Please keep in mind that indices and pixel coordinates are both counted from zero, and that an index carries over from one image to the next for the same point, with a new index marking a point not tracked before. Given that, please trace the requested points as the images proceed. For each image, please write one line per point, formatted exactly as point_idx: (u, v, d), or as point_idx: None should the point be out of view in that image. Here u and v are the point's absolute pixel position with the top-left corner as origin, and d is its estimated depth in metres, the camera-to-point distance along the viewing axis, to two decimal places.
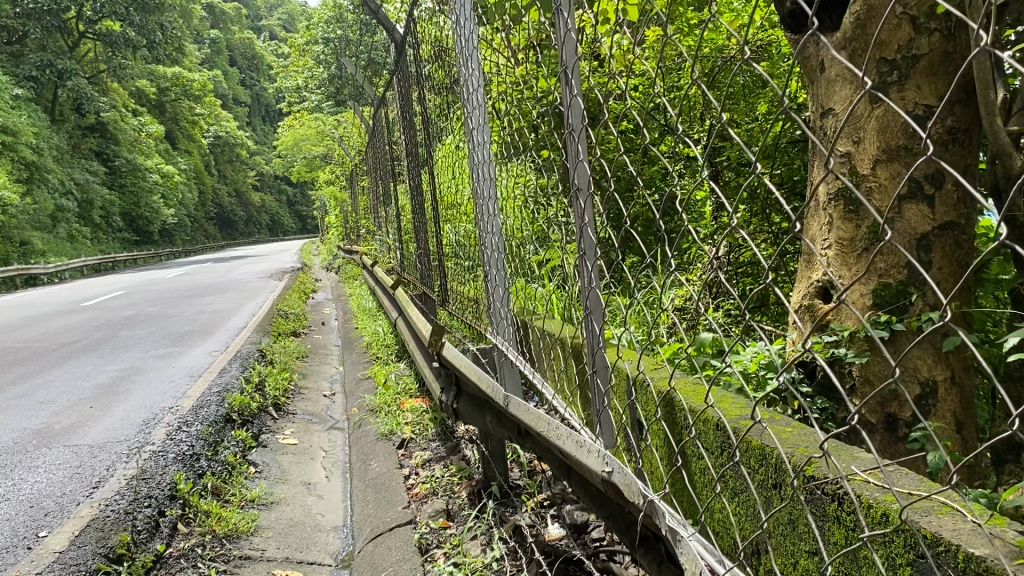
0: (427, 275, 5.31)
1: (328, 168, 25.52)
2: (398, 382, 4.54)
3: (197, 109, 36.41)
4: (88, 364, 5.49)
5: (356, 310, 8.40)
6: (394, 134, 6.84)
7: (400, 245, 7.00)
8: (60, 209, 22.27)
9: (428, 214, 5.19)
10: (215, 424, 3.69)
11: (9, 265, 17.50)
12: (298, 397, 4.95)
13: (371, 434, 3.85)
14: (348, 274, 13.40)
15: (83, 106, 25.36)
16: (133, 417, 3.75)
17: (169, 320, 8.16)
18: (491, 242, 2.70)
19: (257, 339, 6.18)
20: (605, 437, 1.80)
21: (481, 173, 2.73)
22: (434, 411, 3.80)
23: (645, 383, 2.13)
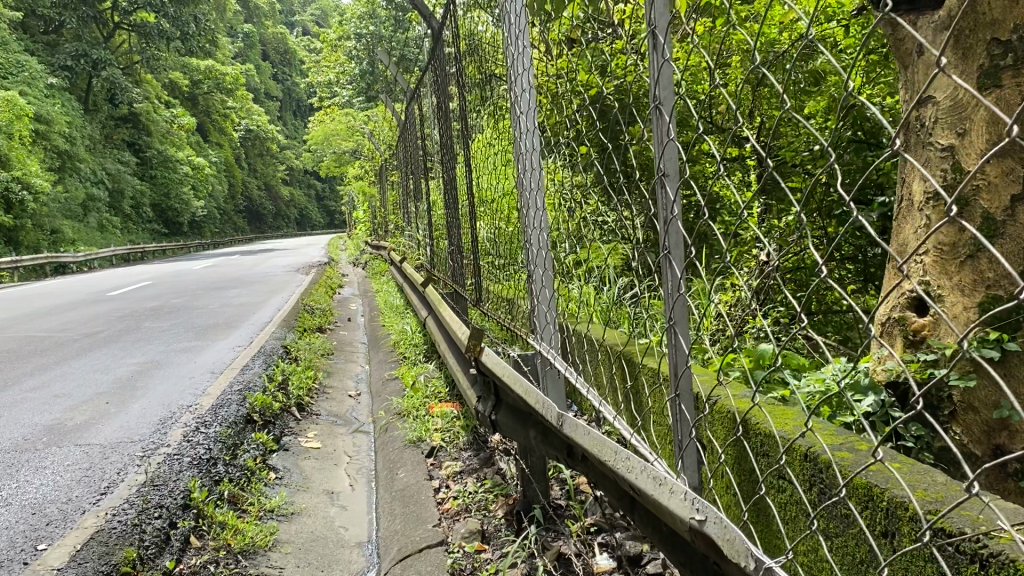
0: (460, 273, 5.09)
1: (357, 164, 25.47)
2: (427, 384, 4.34)
3: (229, 102, 36.49)
4: (108, 356, 5.34)
5: (384, 307, 8.23)
6: (427, 128, 6.64)
7: (430, 242, 6.80)
8: (92, 199, 22.42)
9: (461, 210, 4.99)
10: (235, 426, 3.49)
11: (40, 253, 17.61)
12: (322, 396, 4.76)
13: (399, 440, 3.65)
14: (376, 270, 13.25)
15: (116, 96, 25.45)
16: (150, 415, 3.57)
17: (194, 313, 8.02)
18: (535, 240, 2.48)
19: (282, 335, 6.00)
20: (686, 475, 1.55)
21: (525, 166, 2.50)
22: (465, 418, 3.59)
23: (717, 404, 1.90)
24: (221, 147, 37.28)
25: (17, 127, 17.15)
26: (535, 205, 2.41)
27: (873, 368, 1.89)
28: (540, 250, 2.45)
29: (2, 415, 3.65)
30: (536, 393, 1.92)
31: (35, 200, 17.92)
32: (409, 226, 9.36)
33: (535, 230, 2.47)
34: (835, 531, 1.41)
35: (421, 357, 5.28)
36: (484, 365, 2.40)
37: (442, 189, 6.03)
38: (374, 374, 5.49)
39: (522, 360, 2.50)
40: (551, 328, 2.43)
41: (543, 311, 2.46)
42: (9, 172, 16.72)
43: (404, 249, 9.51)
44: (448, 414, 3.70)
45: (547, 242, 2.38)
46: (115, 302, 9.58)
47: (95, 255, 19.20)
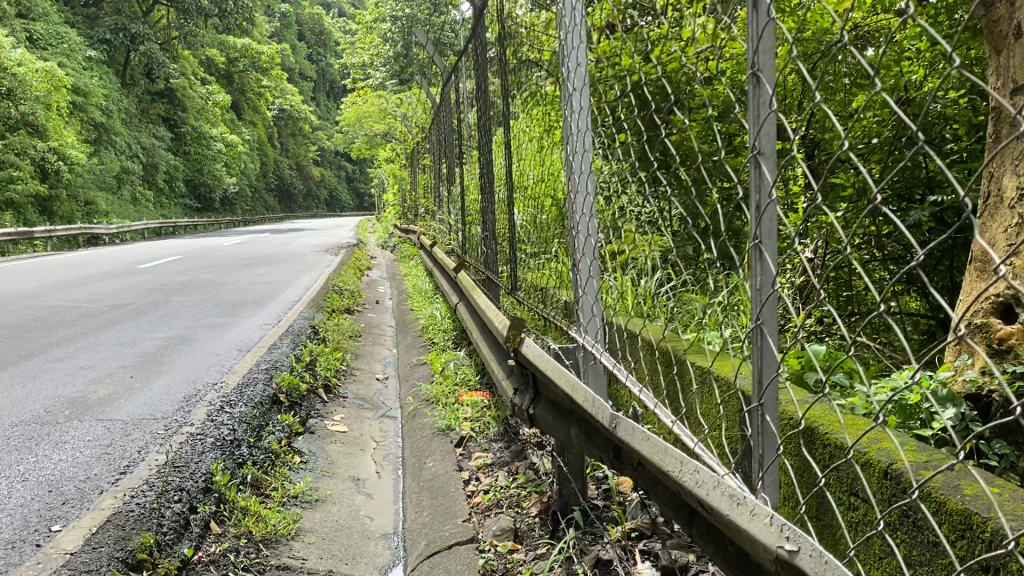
0: (494, 259, 4.96)
1: (388, 146, 25.41)
2: (456, 371, 4.22)
3: (264, 81, 36.55)
4: (135, 329, 5.29)
5: (413, 290, 8.14)
6: (464, 111, 6.50)
7: (463, 226, 6.66)
8: (126, 171, 22.56)
9: (497, 194, 4.87)
10: (261, 406, 3.39)
11: (73, 223, 17.72)
12: (349, 378, 4.67)
13: (427, 427, 3.54)
14: (405, 252, 13.17)
15: (153, 70, 25.55)
16: (175, 391, 3.49)
17: (222, 289, 7.96)
18: (579, 228, 2.33)
19: (310, 315, 5.91)
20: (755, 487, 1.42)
21: (570, 149, 2.36)
22: (497, 408, 3.47)
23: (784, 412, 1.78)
24: (255, 125, 37.37)
25: (55, 98, 17.23)
26: (580, 191, 2.27)
27: (951, 378, 1.75)
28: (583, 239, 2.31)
29: (26, 385, 3.59)
30: (583, 389, 1.78)
31: (70, 170, 18.04)
32: (441, 210, 9.23)
33: (579, 219, 2.33)
34: (920, 559, 1.28)
35: (450, 344, 5.16)
36: (522, 356, 2.28)
37: (477, 173, 5.89)
38: (402, 359, 5.38)
39: (562, 352, 2.37)
40: (594, 319, 2.27)
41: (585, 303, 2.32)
42: (46, 143, 16.82)
43: (435, 234, 9.39)
44: (479, 403, 3.58)
45: (593, 231, 2.24)
46: (144, 275, 9.56)
47: (127, 228, 19.30)
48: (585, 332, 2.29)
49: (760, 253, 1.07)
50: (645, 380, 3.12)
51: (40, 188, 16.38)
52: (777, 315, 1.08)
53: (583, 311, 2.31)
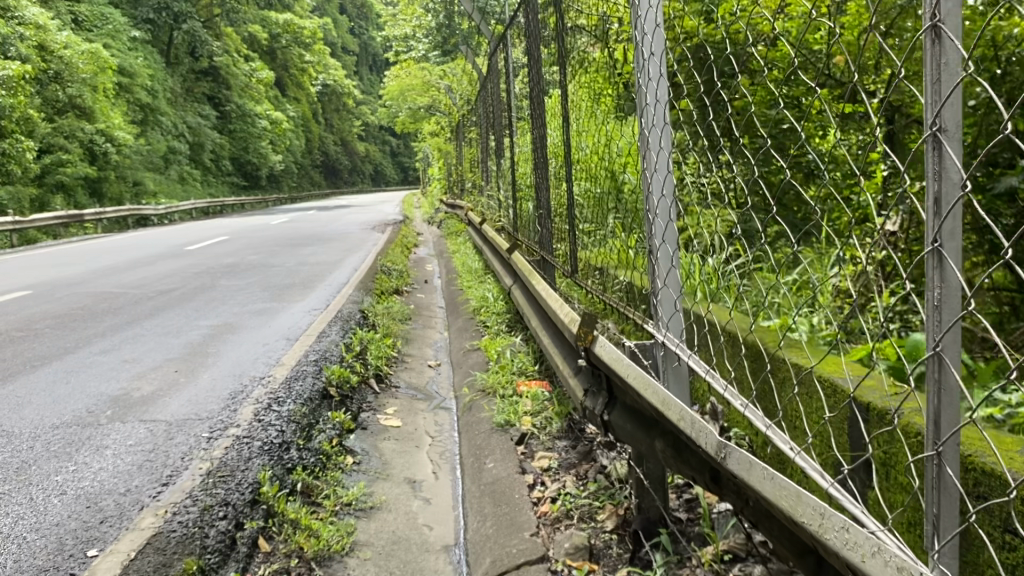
0: (549, 239, 4.72)
1: (432, 120, 25.17)
2: (512, 358, 4.02)
3: (307, 57, 36.48)
4: (182, 317, 5.17)
5: (462, 268, 7.95)
6: (512, 83, 6.24)
7: (513, 204, 6.42)
8: (173, 151, 22.69)
9: (551, 171, 4.62)
10: (311, 402, 3.21)
11: (123, 205, 17.86)
12: (400, 366, 4.49)
13: (485, 422, 3.34)
14: (452, 228, 12.97)
15: (197, 49, 25.62)
16: (221, 386, 3.33)
17: (270, 271, 7.85)
18: (656, 211, 2.09)
19: (359, 298, 5.75)
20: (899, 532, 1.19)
21: (642, 123, 2.11)
22: (559, 402, 3.25)
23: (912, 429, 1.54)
24: (299, 102, 37.39)
25: (101, 80, 17.31)
26: (654, 172, 2.02)
27: None
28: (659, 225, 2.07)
29: (69, 382, 3.47)
30: (672, 400, 1.55)
31: (119, 152, 18.16)
32: (489, 185, 8.96)
33: (654, 202, 2.08)
34: None
35: (504, 328, 4.95)
36: (593, 355, 2.05)
37: (528, 148, 5.63)
38: (454, 344, 5.19)
39: (638, 351, 2.14)
40: (674, 317, 2.02)
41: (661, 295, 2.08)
42: (94, 125, 16.93)
43: (483, 210, 9.15)
44: (539, 396, 3.37)
45: (671, 217, 2.00)
46: (193, 257, 9.51)
47: (177, 209, 19.40)
48: (664, 329, 2.05)
49: (940, 258, 0.85)
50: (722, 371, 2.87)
51: (90, 170, 16.50)
52: (960, 341, 0.86)
53: (661, 304, 2.07)
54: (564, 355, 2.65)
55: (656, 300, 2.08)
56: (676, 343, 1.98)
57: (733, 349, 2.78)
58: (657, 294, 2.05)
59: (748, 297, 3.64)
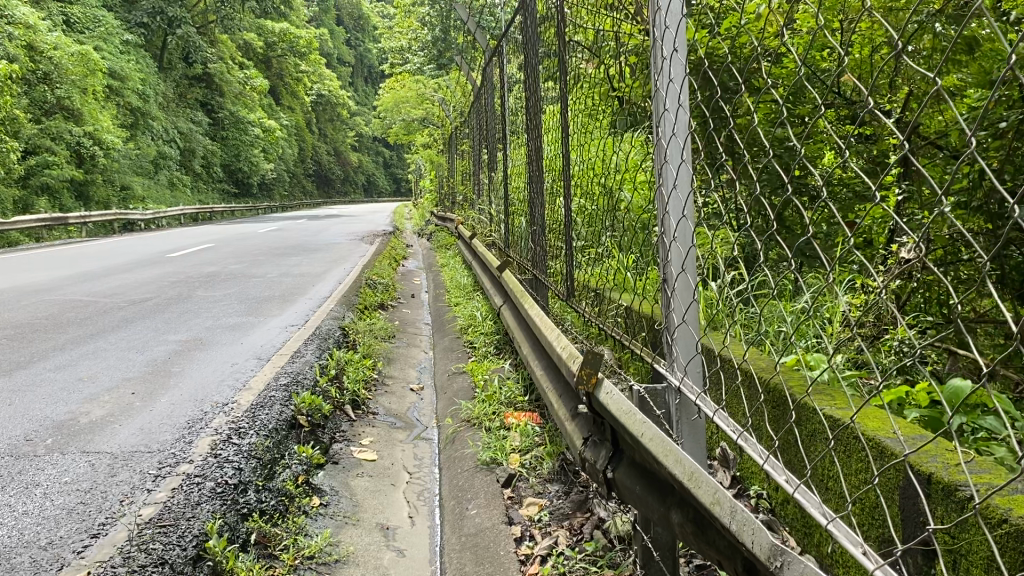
0: (542, 257, 4.44)
1: (424, 131, 24.92)
2: (500, 386, 3.72)
3: (301, 65, 36.23)
4: (150, 330, 4.85)
5: (450, 284, 7.65)
6: (507, 94, 5.97)
7: (505, 218, 6.15)
8: (162, 156, 22.35)
9: (548, 185, 4.34)
10: (277, 433, 2.89)
11: (109, 209, 17.47)
12: (381, 390, 4.19)
13: (470, 458, 3.04)
14: (442, 240, 12.65)
15: (191, 54, 25.31)
16: (178, 412, 3.01)
17: (250, 281, 7.53)
18: (671, 234, 1.78)
19: (340, 314, 5.44)
20: None
21: (659, 131, 1.81)
22: (551, 440, 2.96)
23: (995, 517, 1.30)
24: (293, 110, 37.09)
25: (90, 82, 16.95)
26: (673, 187, 1.72)
27: None
28: (678, 251, 1.76)
29: (11, 404, 3.15)
30: (699, 475, 1.28)
31: (106, 155, 17.80)
32: (481, 198, 8.70)
33: (670, 224, 1.78)
34: None
35: (492, 351, 4.65)
36: (598, 402, 1.75)
37: (523, 163, 5.35)
38: (439, 365, 4.89)
39: (649, 397, 1.83)
40: (693, 361, 1.73)
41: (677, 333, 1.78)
42: (80, 127, 16.57)
43: (473, 224, 8.88)
44: (529, 431, 3.08)
45: (691, 242, 1.70)
46: (172, 265, 9.17)
47: (164, 214, 19.02)
48: (682, 374, 1.75)
49: None
50: (729, 412, 2.58)
51: (75, 172, 16.12)
52: None
53: (676, 345, 1.77)
54: (559, 391, 2.35)
55: (672, 340, 1.77)
56: (695, 391, 1.69)
57: (745, 388, 2.50)
58: (673, 332, 1.75)
59: (758, 326, 3.36)
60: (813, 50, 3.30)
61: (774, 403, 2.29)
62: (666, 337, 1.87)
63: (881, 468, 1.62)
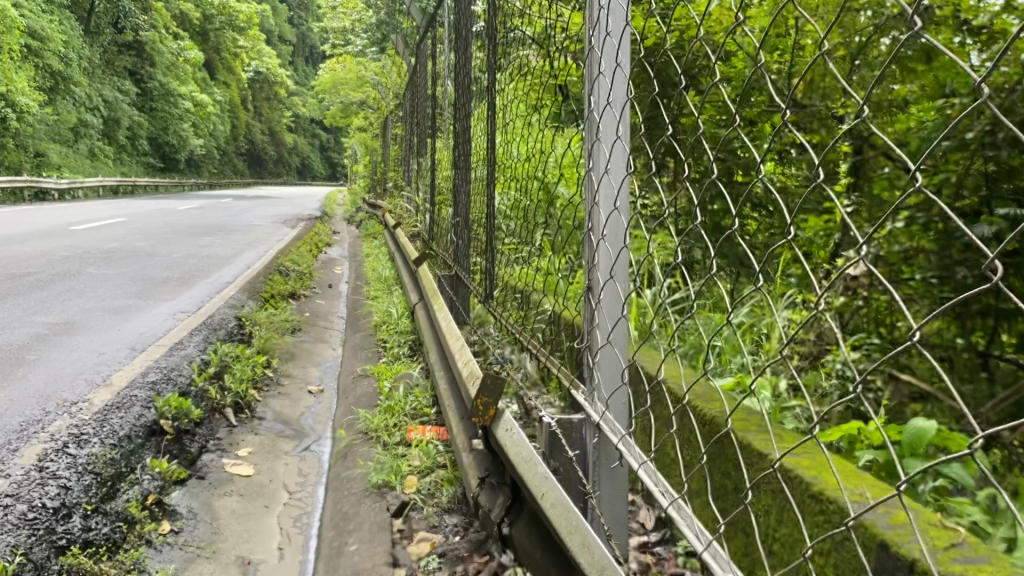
0: (464, 253, 4.07)
1: (361, 117, 24.31)
2: (405, 393, 3.35)
3: (239, 40, 35.05)
4: (20, 309, 4.32)
5: (370, 275, 7.22)
6: (439, 77, 5.57)
7: (430, 209, 5.76)
8: (83, 124, 21.24)
9: (474, 176, 3.97)
10: (130, 440, 2.45)
11: (19, 175, 16.41)
12: (273, 392, 3.76)
13: (361, 478, 2.65)
14: (370, 229, 12.18)
15: (121, 21, 24.19)
16: (13, 410, 2.54)
17: (152, 261, 6.97)
18: (597, 230, 1.41)
19: (241, 303, 4.97)
20: None
21: (589, 101, 1.43)
22: (454, 463, 2.59)
23: None
24: (228, 86, 35.87)
25: (6, 40, 15.86)
26: (605, 169, 1.34)
27: None
28: (607, 250, 1.38)
29: None
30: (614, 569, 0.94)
31: (19, 119, 16.74)
32: (410, 186, 8.30)
33: (598, 216, 1.40)
34: None
35: (404, 353, 4.26)
36: (497, 440, 1.41)
37: (451, 151, 4.97)
38: (346, 365, 4.47)
39: (561, 433, 1.46)
40: (619, 391, 1.35)
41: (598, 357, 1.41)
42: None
43: (399, 214, 8.45)
44: (430, 450, 2.70)
45: (625, 241, 1.32)
46: (72, 238, 8.51)
47: (80, 185, 18.00)
48: (602, 408, 1.37)
49: None
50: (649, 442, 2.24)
51: None
52: None
53: (597, 371, 1.39)
54: (459, 413, 1.99)
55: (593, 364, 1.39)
56: (617, 432, 1.31)
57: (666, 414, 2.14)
58: (593, 354, 1.38)
59: (692, 342, 3.04)
60: (767, 45, 3.00)
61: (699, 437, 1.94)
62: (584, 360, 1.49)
63: (847, 540, 1.28)
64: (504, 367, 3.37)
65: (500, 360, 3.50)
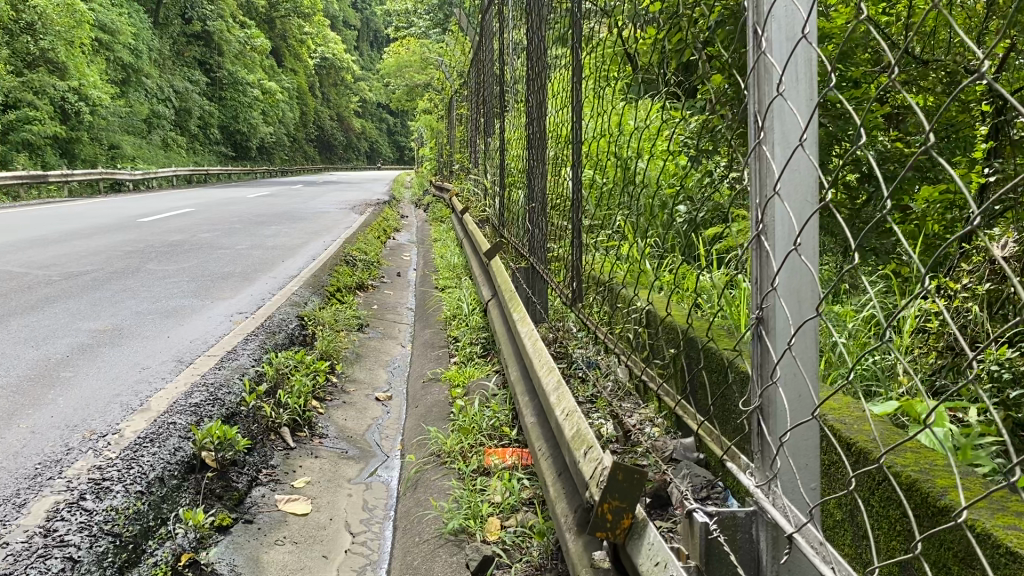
0: (541, 243, 3.62)
1: (426, 98, 23.96)
2: (483, 406, 2.92)
3: (306, 26, 35.12)
4: (69, 314, 4.02)
5: (439, 263, 6.82)
6: (506, 49, 5.10)
7: (500, 192, 5.32)
8: (155, 115, 21.35)
9: (550, 154, 3.50)
10: (161, 484, 2.07)
11: (94, 168, 16.49)
12: (335, 403, 3.38)
13: (435, 519, 2.22)
14: (438, 212, 11.82)
15: (188, 11, 24.28)
16: (32, 450, 2.19)
17: (214, 255, 6.69)
18: (780, 237, 0.99)
19: (302, 300, 4.61)
20: None
21: (756, 48, 1.00)
22: (544, 508, 2.13)
23: None
24: (296, 72, 35.97)
25: (77, 35, 15.89)
26: (800, 145, 0.91)
27: None
28: (799, 266, 0.97)
29: None
30: None
31: (92, 112, 16.81)
32: (478, 167, 7.87)
33: (783, 217, 0.98)
34: None
35: (478, 354, 3.84)
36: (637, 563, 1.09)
37: (523, 128, 4.49)
38: (415, 366, 4.06)
39: (724, 537, 1.10)
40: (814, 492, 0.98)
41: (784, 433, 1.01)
42: (65, 82, 15.46)
43: (467, 198, 8.01)
44: (513, 484, 2.26)
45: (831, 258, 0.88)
46: (138, 232, 8.31)
47: (155, 175, 18.08)
48: (796, 518, 0.99)
49: None
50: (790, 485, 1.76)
51: (58, 129, 15.26)
52: None
53: (785, 457, 1.00)
54: (556, 478, 1.54)
55: (779, 447, 1.00)
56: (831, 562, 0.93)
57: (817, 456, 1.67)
58: (783, 433, 0.98)
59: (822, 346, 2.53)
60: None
61: (878, 502, 1.47)
62: (752, 434, 1.09)
63: None
64: (592, 375, 2.90)
65: (588, 365, 3.03)
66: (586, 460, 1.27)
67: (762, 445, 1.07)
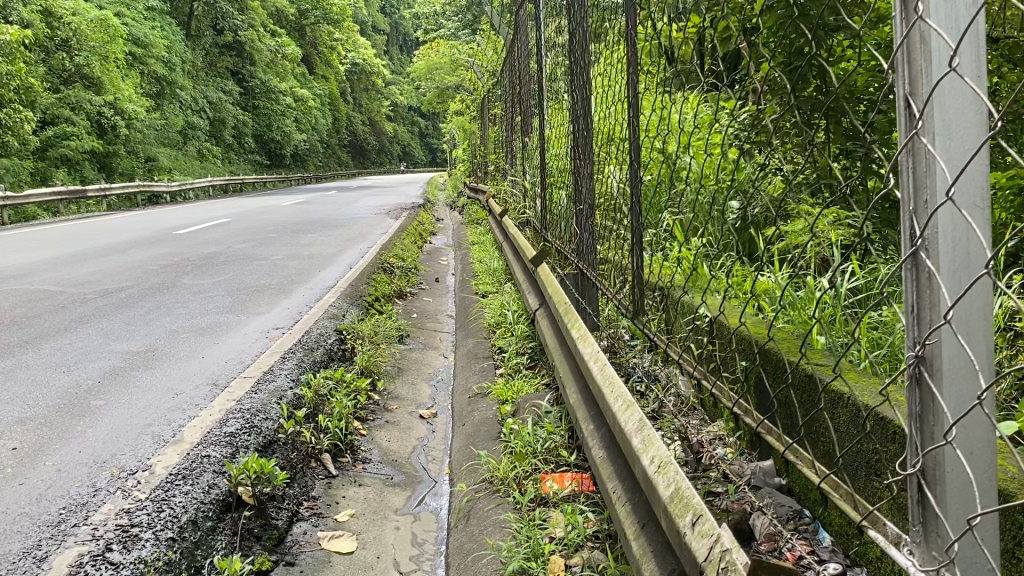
0: (589, 248, 3.41)
1: (458, 100, 23.83)
2: (535, 426, 2.72)
3: (336, 33, 35.21)
4: (103, 334, 3.91)
5: (479, 267, 6.65)
6: (544, 45, 4.90)
7: (541, 194, 5.13)
8: (190, 127, 21.46)
9: (596, 154, 3.30)
10: (194, 527, 1.90)
11: (132, 181, 16.58)
12: (378, 423, 3.21)
13: (491, 559, 2.03)
14: (474, 214, 11.66)
15: (220, 21, 24.41)
16: (57, 492, 2.04)
17: (251, 266, 6.58)
18: (948, 254, 0.81)
19: (340, 312, 4.44)
20: None
21: (909, 15, 0.82)
22: (612, 546, 1.93)
23: None
24: (328, 79, 36.06)
25: (112, 49, 16.00)
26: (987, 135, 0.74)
27: None
28: (975, 291, 0.80)
29: None
30: None
31: (129, 126, 16.90)
32: (515, 168, 7.69)
33: (952, 230, 0.81)
34: None
35: (525, 365, 3.65)
36: None
37: (565, 126, 4.29)
38: (459, 379, 3.86)
39: None
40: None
41: (963, 510, 0.84)
42: (102, 96, 15.54)
43: (504, 199, 7.80)
44: (576, 517, 2.05)
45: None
46: (175, 244, 8.25)
47: (192, 185, 18.16)
48: None
49: None
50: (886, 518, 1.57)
51: (96, 143, 15.35)
52: None
53: (966, 541, 0.83)
54: (638, 528, 1.34)
55: (962, 531, 0.83)
56: None
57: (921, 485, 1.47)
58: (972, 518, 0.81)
59: None
60: None
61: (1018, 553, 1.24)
62: (909, 501, 0.91)
63: None
64: (652, 389, 2.67)
65: (646, 378, 2.81)
66: (695, 532, 1.03)
67: (923, 518, 0.89)
